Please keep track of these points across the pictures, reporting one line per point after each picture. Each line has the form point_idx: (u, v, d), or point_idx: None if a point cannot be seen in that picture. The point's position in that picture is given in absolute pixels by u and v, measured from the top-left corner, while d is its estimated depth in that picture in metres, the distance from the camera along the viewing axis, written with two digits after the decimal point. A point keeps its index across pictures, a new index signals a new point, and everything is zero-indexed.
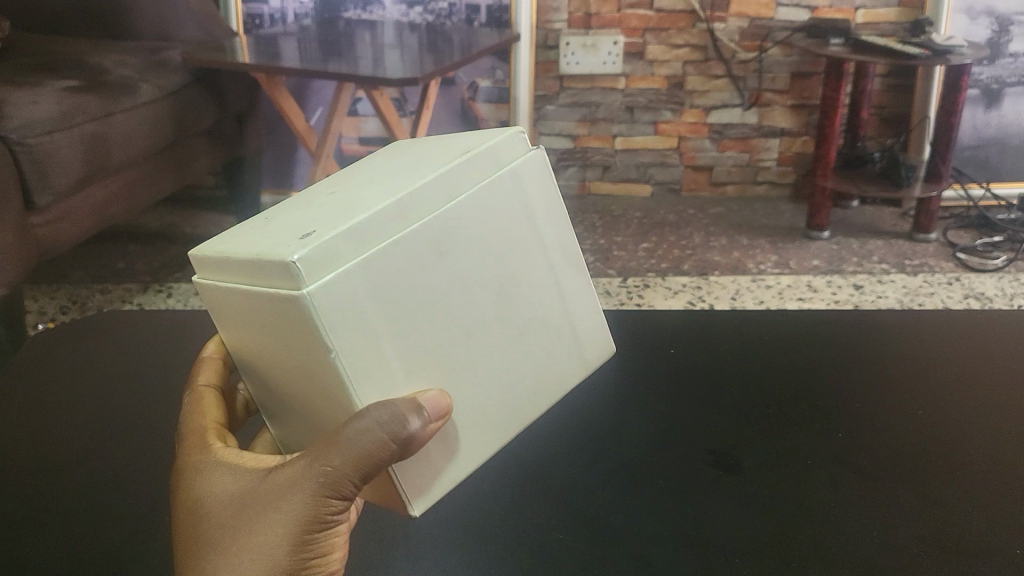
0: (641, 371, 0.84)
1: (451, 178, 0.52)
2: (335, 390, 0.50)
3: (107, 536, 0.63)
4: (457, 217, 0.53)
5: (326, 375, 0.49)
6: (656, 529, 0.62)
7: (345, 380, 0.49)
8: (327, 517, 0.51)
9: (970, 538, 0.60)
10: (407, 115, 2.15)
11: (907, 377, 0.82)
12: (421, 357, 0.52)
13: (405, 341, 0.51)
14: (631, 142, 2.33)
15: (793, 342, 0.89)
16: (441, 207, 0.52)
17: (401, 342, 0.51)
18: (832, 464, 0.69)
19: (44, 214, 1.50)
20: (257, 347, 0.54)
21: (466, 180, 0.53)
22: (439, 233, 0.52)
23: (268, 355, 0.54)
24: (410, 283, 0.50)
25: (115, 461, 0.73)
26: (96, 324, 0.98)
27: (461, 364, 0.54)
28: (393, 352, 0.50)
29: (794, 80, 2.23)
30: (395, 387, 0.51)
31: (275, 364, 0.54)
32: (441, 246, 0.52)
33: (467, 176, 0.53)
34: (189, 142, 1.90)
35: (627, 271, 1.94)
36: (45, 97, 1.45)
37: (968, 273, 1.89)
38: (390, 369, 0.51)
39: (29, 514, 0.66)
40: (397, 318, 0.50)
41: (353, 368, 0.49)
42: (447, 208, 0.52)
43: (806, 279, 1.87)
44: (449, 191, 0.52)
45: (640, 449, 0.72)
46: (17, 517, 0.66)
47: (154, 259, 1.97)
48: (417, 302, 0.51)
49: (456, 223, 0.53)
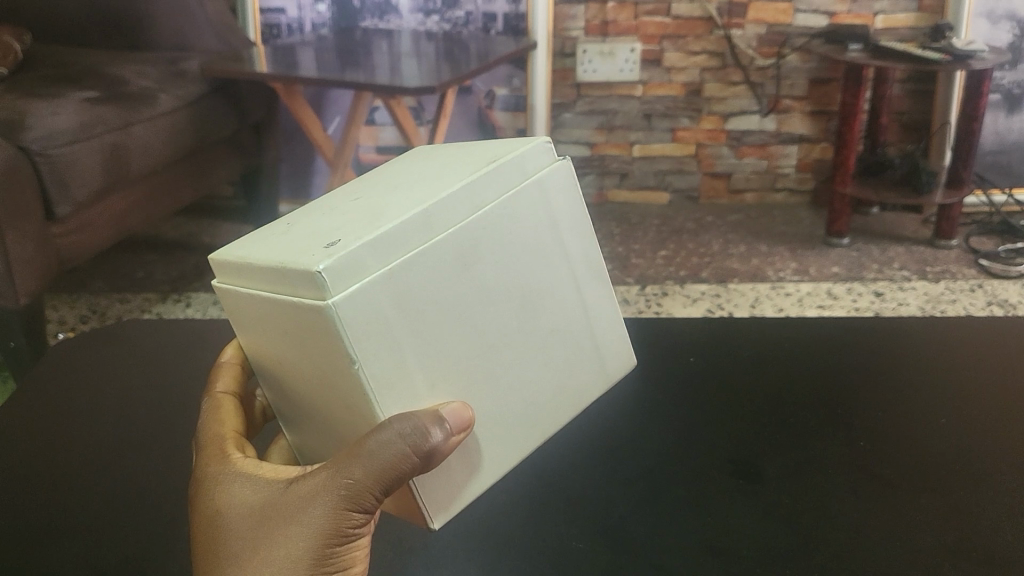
0: (661, 378, 0.83)
1: (478, 189, 0.52)
2: (357, 399, 0.50)
3: (115, 553, 0.63)
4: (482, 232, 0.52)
5: (348, 384, 0.49)
6: (676, 539, 0.61)
7: (366, 390, 0.48)
8: (348, 531, 0.50)
9: (997, 549, 0.59)
10: (425, 124, 2.16)
11: (932, 386, 0.80)
12: (445, 369, 0.52)
13: (428, 353, 0.51)
14: (648, 150, 2.32)
15: (813, 350, 0.87)
16: (467, 219, 0.51)
17: (425, 353, 0.50)
18: (857, 474, 0.68)
19: (65, 224, 1.51)
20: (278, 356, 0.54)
21: (492, 192, 0.53)
22: (463, 246, 0.51)
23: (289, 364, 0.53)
24: (434, 296, 0.50)
25: (135, 469, 0.73)
26: (117, 333, 0.98)
27: (483, 374, 0.54)
28: (417, 363, 0.50)
29: (812, 86, 2.22)
30: (418, 398, 0.51)
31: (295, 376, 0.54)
32: (465, 257, 0.52)
33: (493, 185, 0.53)
34: (209, 151, 1.90)
35: (646, 279, 1.93)
36: (66, 110, 1.47)
37: (991, 279, 1.87)
38: (412, 380, 0.50)
39: (36, 526, 0.65)
40: (420, 328, 0.50)
41: (375, 380, 0.48)
42: (474, 217, 0.52)
43: (826, 286, 1.86)
44: (476, 203, 0.52)
45: (661, 459, 0.71)
46: (22, 531, 0.65)
47: (172, 269, 1.98)
48: (441, 313, 0.51)
49: (481, 237, 0.52)
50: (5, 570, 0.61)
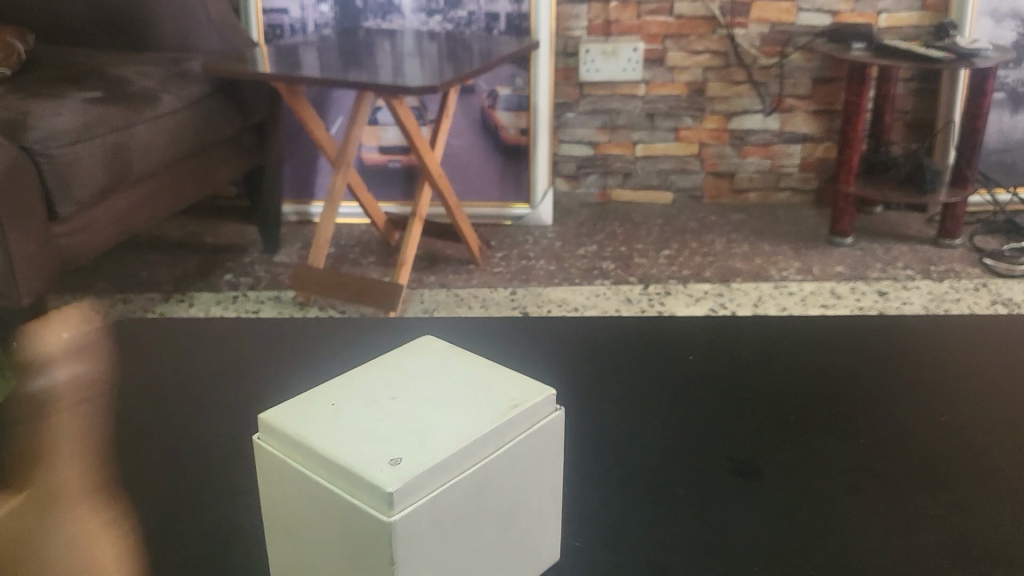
0: (656, 375, 0.83)
1: (539, 406, 0.56)
2: (371, 498, 0.48)
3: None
4: (528, 428, 0.55)
5: (373, 483, 0.48)
6: (675, 537, 0.61)
7: (394, 488, 0.47)
8: (104, 418, 0.50)
9: (996, 545, 0.59)
10: (427, 123, 2.15)
11: (930, 381, 0.80)
12: (453, 522, 0.51)
13: (453, 501, 0.51)
14: (652, 149, 2.32)
15: (813, 347, 0.87)
16: (524, 410, 0.55)
17: (449, 498, 0.50)
18: (857, 472, 0.68)
19: (67, 224, 1.51)
20: (296, 446, 0.53)
21: (545, 417, 0.56)
22: (510, 426, 0.54)
23: (304, 458, 0.52)
24: (477, 447, 0.52)
25: (134, 468, 0.72)
26: (116, 330, 0.95)
27: (472, 561, 0.53)
28: (441, 503, 0.50)
29: (815, 85, 2.22)
30: (423, 535, 0.49)
31: (303, 473, 0.52)
32: (506, 442, 0.54)
33: (550, 406, 0.57)
34: (211, 151, 1.88)
35: (649, 278, 1.93)
36: (68, 110, 1.48)
37: (996, 278, 1.86)
38: (430, 512, 0.49)
39: None
40: (455, 470, 0.51)
41: (405, 484, 0.48)
42: (525, 419, 0.55)
43: (829, 285, 1.85)
44: (533, 409, 0.55)
45: (657, 456, 0.71)
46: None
47: (175, 269, 1.99)
48: (477, 470, 0.52)
49: (526, 432, 0.55)
50: None
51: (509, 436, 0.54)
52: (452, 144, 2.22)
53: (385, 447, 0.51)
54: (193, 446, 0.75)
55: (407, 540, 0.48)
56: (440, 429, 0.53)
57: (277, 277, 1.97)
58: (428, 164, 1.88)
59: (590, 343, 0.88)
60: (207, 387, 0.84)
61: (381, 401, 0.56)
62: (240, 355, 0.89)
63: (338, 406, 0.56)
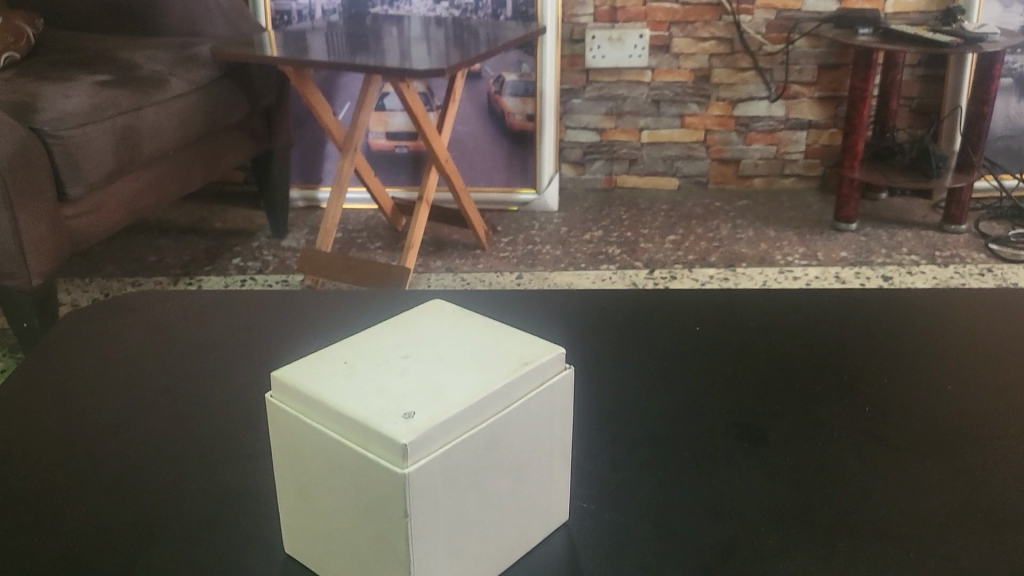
0: (662, 345, 0.83)
1: (548, 364, 0.55)
2: (384, 450, 0.48)
3: (110, 512, 0.62)
4: (536, 386, 0.55)
5: (386, 434, 0.47)
6: (683, 499, 0.62)
7: (408, 440, 0.47)
8: None
9: (1000, 509, 0.60)
10: (434, 109, 2.16)
11: (935, 352, 0.81)
12: (464, 474, 0.51)
13: (464, 451, 0.50)
14: (658, 135, 2.32)
15: (818, 319, 0.88)
16: (534, 367, 0.54)
17: (460, 449, 0.50)
18: (862, 438, 0.69)
19: (76, 206, 1.52)
20: (308, 400, 0.52)
21: (554, 374, 0.56)
22: (520, 381, 0.53)
23: (316, 411, 0.51)
24: (487, 400, 0.51)
25: (147, 429, 0.72)
26: (127, 303, 0.96)
27: (480, 513, 0.53)
28: (453, 454, 0.50)
29: (821, 71, 2.23)
30: (435, 486, 0.49)
31: (316, 428, 0.51)
32: (515, 397, 0.53)
33: (560, 364, 0.56)
34: (219, 135, 1.89)
35: (654, 263, 1.93)
36: (78, 93, 1.49)
37: (1000, 263, 1.86)
38: (441, 463, 0.49)
39: (40, 488, 0.64)
40: (467, 422, 0.50)
41: (418, 436, 0.47)
42: (534, 377, 0.54)
43: (834, 270, 1.86)
44: (542, 367, 0.55)
45: (664, 421, 0.71)
46: (18, 489, 0.64)
47: (183, 254, 2.00)
48: (487, 423, 0.52)
49: (534, 390, 0.55)
50: (16, 528, 0.60)
51: (518, 391, 0.54)
52: (459, 129, 2.23)
53: (397, 399, 0.50)
54: (201, 410, 0.75)
55: (419, 489, 0.48)
56: (451, 382, 0.52)
57: (284, 261, 1.98)
58: (435, 147, 1.88)
59: (597, 315, 0.89)
60: (216, 355, 0.84)
61: (394, 359, 0.54)
62: (248, 327, 0.90)
63: (352, 366, 0.53)
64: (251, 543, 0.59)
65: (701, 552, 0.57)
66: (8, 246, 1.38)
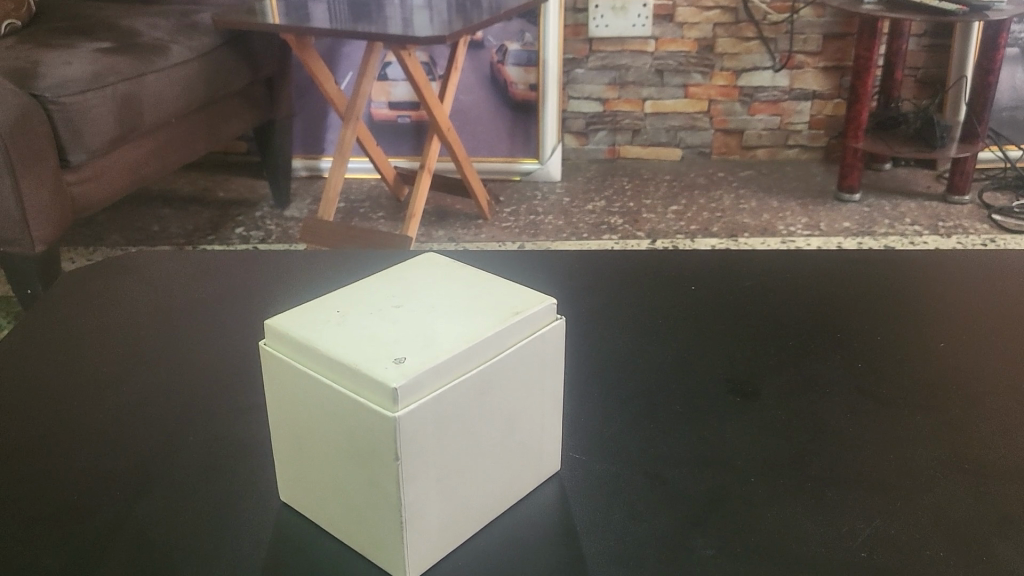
0: (657, 304, 0.83)
1: (539, 314, 0.55)
2: (374, 394, 0.48)
3: (107, 463, 0.63)
4: (526, 336, 0.55)
5: (376, 378, 0.47)
6: (675, 450, 0.63)
7: (398, 383, 0.47)
8: None
9: (988, 460, 0.61)
10: (436, 78, 2.16)
11: (931, 311, 0.81)
12: (455, 420, 0.51)
13: (456, 398, 0.50)
14: (661, 106, 2.32)
15: (815, 279, 0.88)
16: (524, 317, 0.54)
17: (451, 395, 0.50)
18: (854, 392, 0.69)
19: (78, 173, 1.52)
20: (299, 346, 0.52)
21: (544, 325, 0.56)
22: (511, 331, 0.53)
23: (308, 357, 0.51)
24: (478, 347, 0.51)
25: (144, 385, 0.72)
26: (127, 263, 0.97)
27: (471, 458, 0.53)
28: (444, 400, 0.49)
29: (826, 41, 2.21)
30: (426, 432, 0.49)
31: (309, 374, 0.51)
32: (506, 346, 0.53)
33: (550, 315, 0.56)
34: (220, 103, 1.89)
35: (656, 233, 1.93)
36: (79, 60, 1.49)
37: (1003, 234, 1.86)
38: (432, 409, 0.49)
39: (40, 440, 0.65)
40: (457, 369, 0.50)
41: (409, 379, 0.47)
42: (525, 326, 0.54)
43: (836, 241, 1.85)
44: (533, 317, 0.55)
45: (657, 376, 0.72)
46: (17, 439, 0.65)
47: (187, 223, 2.01)
48: (476, 370, 0.51)
49: (525, 340, 0.54)
50: (16, 477, 0.61)
51: (509, 340, 0.53)
52: (461, 99, 2.22)
53: (387, 346, 0.50)
54: (198, 366, 0.75)
55: (410, 433, 0.48)
56: (442, 330, 0.52)
57: (287, 231, 1.99)
58: (437, 116, 1.88)
59: (592, 274, 0.89)
60: (213, 313, 0.85)
61: (385, 309, 0.54)
62: (245, 286, 0.90)
63: (344, 316, 0.53)
64: (244, 491, 0.60)
65: (691, 500, 0.57)
66: (10, 212, 1.39)
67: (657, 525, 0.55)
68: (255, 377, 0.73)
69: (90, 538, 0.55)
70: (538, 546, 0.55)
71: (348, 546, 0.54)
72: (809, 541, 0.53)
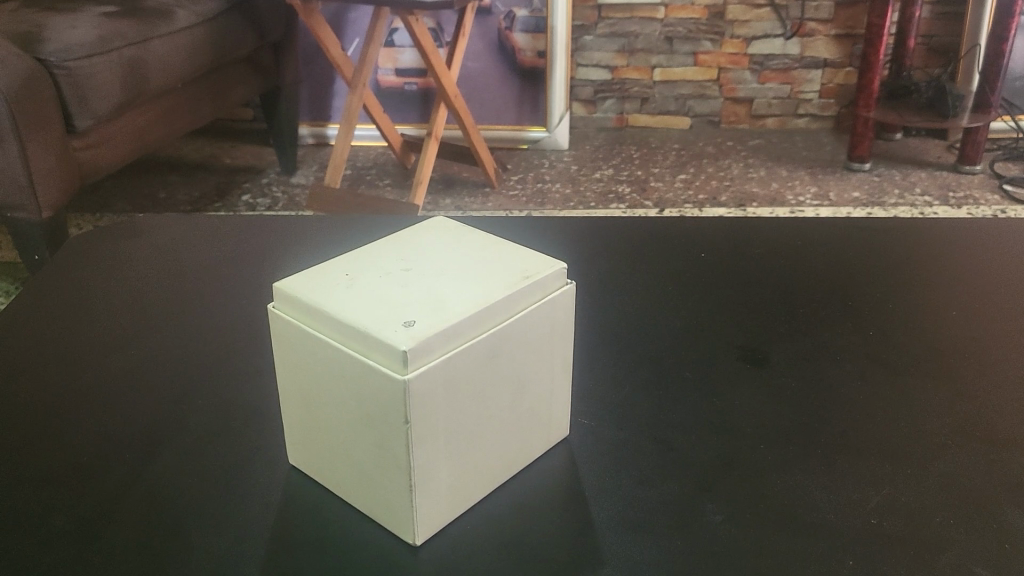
0: (666, 271, 0.83)
1: (548, 279, 0.55)
2: (385, 358, 0.47)
3: (114, 424, 0.63)
4: (536, 300, 0.54)
5: (386, 341, 0.47)
6: (685, 416, 0.62)
7: (407, 347, 0.46)
8: None
9: (998, 428, 0.60)
10: (444, 45, 2.15)
11: (942, 280, 0.80)
12: (464, 384, 0.51)
13: (466, 362, 0.50)
14: (670, 73, 2.30)
15: (827, 247, 0.87)
16: (534, 281, 0.54)
17: (461, 359, 0.50)
18: (864, 360, 0.69)
19: (84, 138, 1.52)
20: (309, 310, 0.51)
21: (555, 289, 0.56)
22: (521, 295, 0.53)
23: (316, 321, 0.51)
24: (488, 311, 0.51)
25: (151, 349, 0.73)
26: (133, 227, 0.97)
27: (481, 423, 0.53)
28: (455, 362, 0.49)
29: (838, 9, 2.19)
30: (435, 397, 0.49)
31: (318, 337, 0.51)
32: (515, 311, 0.53)
33: (560, 280, 0.56)
34: (226, 69, 1.88)
35: (664, 202, 1.93)
36: (84, 24, 1.48)
37: (1014, 204, 1.84)
38: (442, 372, 0.49)
39: (49, 403, 0.65)
40: (468, 333, 0.50)
41: (418, 343, 0.47)
42: (535, 291, 0.54)
43: (844, 210, 1.84)
44: (543, 282, 0.54)
45: (666, 344, 0.71)
46: (25, 402, 0.65)
47: (194, 190, 2.01)
48: (485, 335, 0.51)
49: (535, 304, 0.54)
50: (24, 439, 0.61)
51: (519, 304, 0.53)
52: (469, 66, 2.20)
53: (398, 310, 0.49)
54: (205, 329, 0.75)
55: (419, 397, 0.48)
56: (452, 294, 0.51)
57: (293, 198, 1.98)
58: (444, 84, 1.86)
59: (603, 240, 0.89)
60: (219, 278, 0.84)
61: (394, 272, 0.54)
62: (252, 250, 0.90)
63: (352, 278, 0.53)
64: (255, 451, 0.60)
65: (700, 467, 0.57)
66: (16, 178, 1.38)
67: (666, 492, 0.55)
68: (262, 342, 0.73)
69: (96, 501, 0.55)
70: (548, 511, 0.55)
71: (357, 508, 0.55)
72: (815, 506, 0.53)
